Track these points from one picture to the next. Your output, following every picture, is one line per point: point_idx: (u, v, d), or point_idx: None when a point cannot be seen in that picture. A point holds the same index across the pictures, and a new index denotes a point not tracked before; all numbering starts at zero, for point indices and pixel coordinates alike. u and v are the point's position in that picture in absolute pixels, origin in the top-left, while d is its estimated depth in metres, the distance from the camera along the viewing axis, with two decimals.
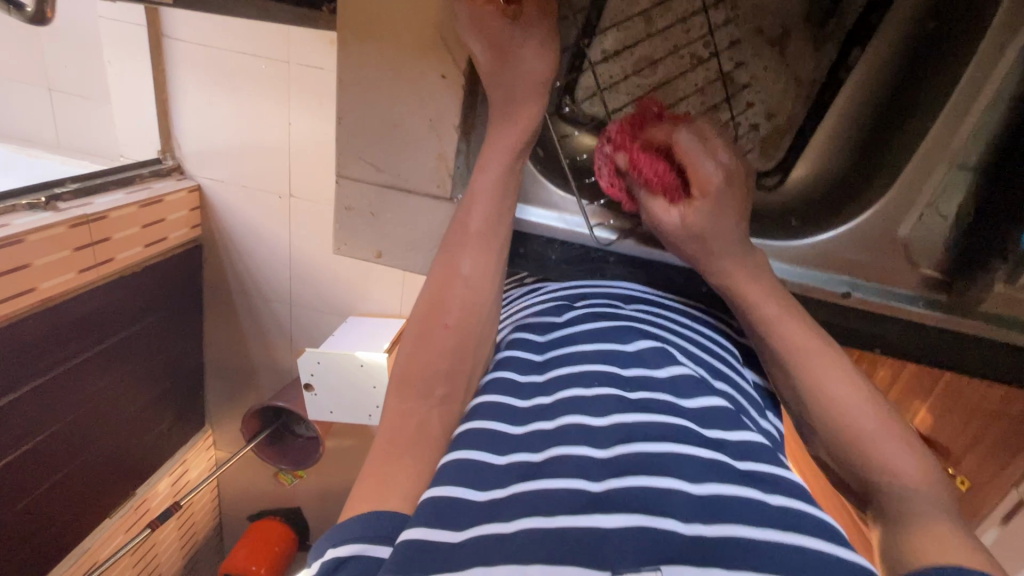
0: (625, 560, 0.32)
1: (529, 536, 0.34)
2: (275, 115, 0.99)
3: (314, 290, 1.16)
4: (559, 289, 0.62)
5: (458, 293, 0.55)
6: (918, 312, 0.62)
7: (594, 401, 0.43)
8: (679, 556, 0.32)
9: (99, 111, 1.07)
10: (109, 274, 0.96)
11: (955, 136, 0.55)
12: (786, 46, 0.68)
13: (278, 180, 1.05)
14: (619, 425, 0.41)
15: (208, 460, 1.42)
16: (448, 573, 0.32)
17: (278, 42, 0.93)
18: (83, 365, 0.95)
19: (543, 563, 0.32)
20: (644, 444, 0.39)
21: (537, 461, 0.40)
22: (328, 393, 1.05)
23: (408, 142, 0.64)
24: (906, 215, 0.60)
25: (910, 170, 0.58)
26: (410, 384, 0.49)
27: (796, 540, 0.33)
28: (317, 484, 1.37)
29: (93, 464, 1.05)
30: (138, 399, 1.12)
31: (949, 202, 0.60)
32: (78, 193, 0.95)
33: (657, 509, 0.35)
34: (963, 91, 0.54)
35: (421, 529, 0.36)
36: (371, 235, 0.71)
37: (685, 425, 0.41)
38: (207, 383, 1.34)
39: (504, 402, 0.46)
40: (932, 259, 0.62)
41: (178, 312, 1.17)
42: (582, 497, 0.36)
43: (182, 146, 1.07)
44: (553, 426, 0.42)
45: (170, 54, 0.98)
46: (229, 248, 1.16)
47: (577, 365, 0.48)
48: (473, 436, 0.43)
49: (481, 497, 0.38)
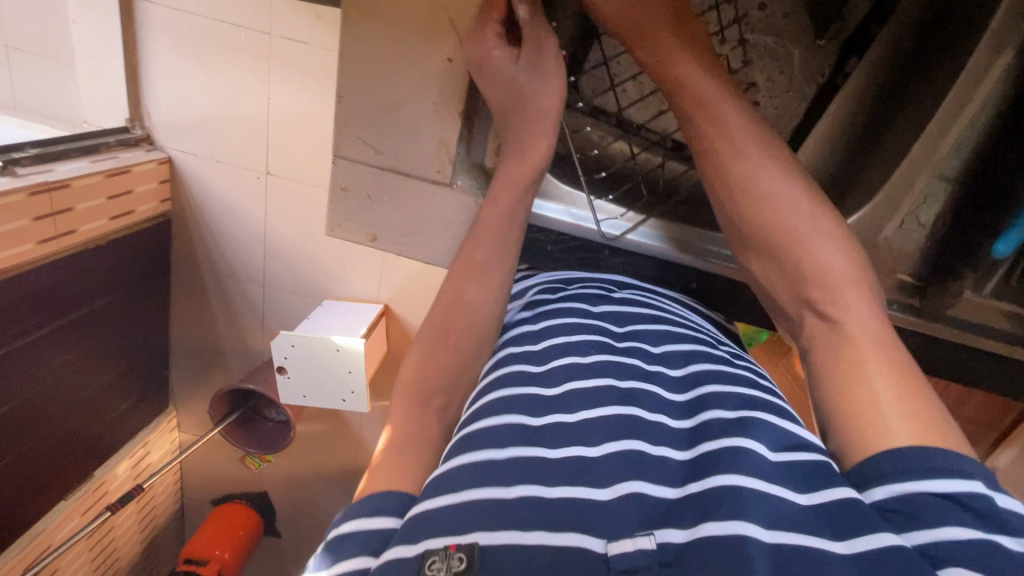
0: (623, 528, 0.36)
1: (526, 500, 0.37)
2: (253, 89, 0.96)
3: (289, 272, 1.14)
4: (548, 276, 0.68)
5: (463, 316, 0.58)
6: (895, 313, 0.74)
7: (586, 367, 0.48)
8: (668, 520, 0.36)
9: (61, 73, 1.01)
10: (70, 246, 0.92)
11: (940, 146, 0.66)
12: (796, 52, 0.78)
13: (254, 158, 1.02)
14: (609, 386, 0.46)
15: (171, 443, 1.38)
16: (452, 537, 0.36)
17: (259, 11, 0.89)
18: (39, 342, 0.90)
19: (544, 530, 0.35)
20: (641, 409, 0.45)
21: (536, 425, 0.43)
22: (301, 376, 1.03)
23: (408, 125, 0.67)
24: (889, 221, 0.70)
25: (896, 180, 0.68)
26: (413, 390, 0.52)
27: (775, 490, 0.37)
28: (285, 469, 1.35)
29: (48, 444, 1.00)
30: (99, 378, 1.08)
31: (929, 211, 0.70)
32: (38, 159, 0.90)
33: (649, 476, 0.39)
34: (950, 103, 0.64)
35: (426, 502, 0.39)
36: (368, 218, 0.73)
37: (658, 394, 0.48)
38: (171, 363, 1.30)
39: (518, 370, 0.50)
40: (909, 266, 0.73)
41: (145, 289, 1.13)
42: (583, 463, 0.40)
43: (151, 115, 1.01)
44: (586, 360, 0.49)
45: (142, 17, 0.93)
46: (200, 224, 1.12)
47: (571, 336, 0.52)
48: (498, 404, 0.46)
49: (502, 453, 0.40)
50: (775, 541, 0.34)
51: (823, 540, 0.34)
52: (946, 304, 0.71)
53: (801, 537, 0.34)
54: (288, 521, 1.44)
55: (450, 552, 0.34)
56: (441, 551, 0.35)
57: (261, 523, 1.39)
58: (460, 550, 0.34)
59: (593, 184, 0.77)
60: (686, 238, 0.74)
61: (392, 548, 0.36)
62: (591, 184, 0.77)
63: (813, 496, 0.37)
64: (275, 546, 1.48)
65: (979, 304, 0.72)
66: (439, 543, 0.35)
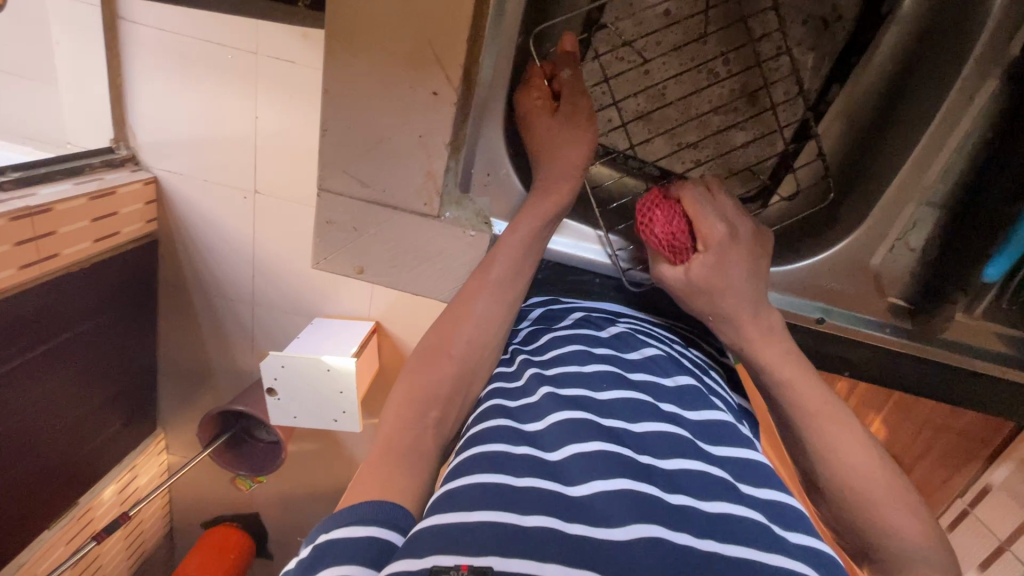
0: (644, 571, 0.34)
1: (544, 530, 0.36)
2: (240, 109, 0.95)
3: (278, 290, 1.12)
4: (544, 301, 0.69)
5: (465, 329, 0.57)
6: (886, 335, 0.77)
7: (604, 403, 0.48)
8: (693, 571, 0.35)
9: (42, 93, 1.00)
10: (53, 270, 0.90)
11: (926, 176, 0.70)
12: (807, 61, 0.76)
13: (243, 177, 1.01)
14: (612, 429, 0.45)
15: (159, 466, 1.36)
16: (464, 557, 0.34)
17: (246, 32, 0.89)
18: (22, 368, 0.88)
19: (563, 564, 0.34)
20: (653, 458, 0.43)
21: (553, 460, 0.42)
22: (291, 397, 1.02)
23: (397, 155, 0.66)
24: (878, 247, 0.74)
25: (886, 205, 0.72)
26: (408, 405, 0.51)
27: (790, 564, 0.37)
28: (276, 490, 1.33)
29: (32, 473, 0.98)
30: (85, 402, 1.06)
31: (915, 236, 0.74)
32: (20, 182, 0.89)
33: (675, 524, 0.38)
34: (936, 133, 0.68)
35: (433, 518, 0.38)
36: (354, 252, 0.72)
37: (687, 438, 0.46)
38: (159, 384, 1.28)
39: (501, 405, 0.50)
40: (897, 289, 0.77)
41: (132, 311, 1.11)
42: (601, 500, 0.39)
43: (138, 135, 1.00)
44: (602, 398, 0.48)
45: (126, 38, 0.92)
46: (188, 243, 1.10)
47: (586, 367, 0.52)
48: (508, 432, 0.45)
49: (518, 482, 0.39)
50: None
51: None
52: (937, 328, 0.73)
53: None
54: (280, 542, 1.41)
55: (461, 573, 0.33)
56: (453, 571, 0.33)
57: (252, 545, 1.36)
58: (471, 572, 0.33)
59: (606, 215, 0.79)
60: None
61: (397, 561, 0.34)
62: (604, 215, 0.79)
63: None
64: (267, 568, 1.45)
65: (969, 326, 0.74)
66: (450, 560, 0.34)
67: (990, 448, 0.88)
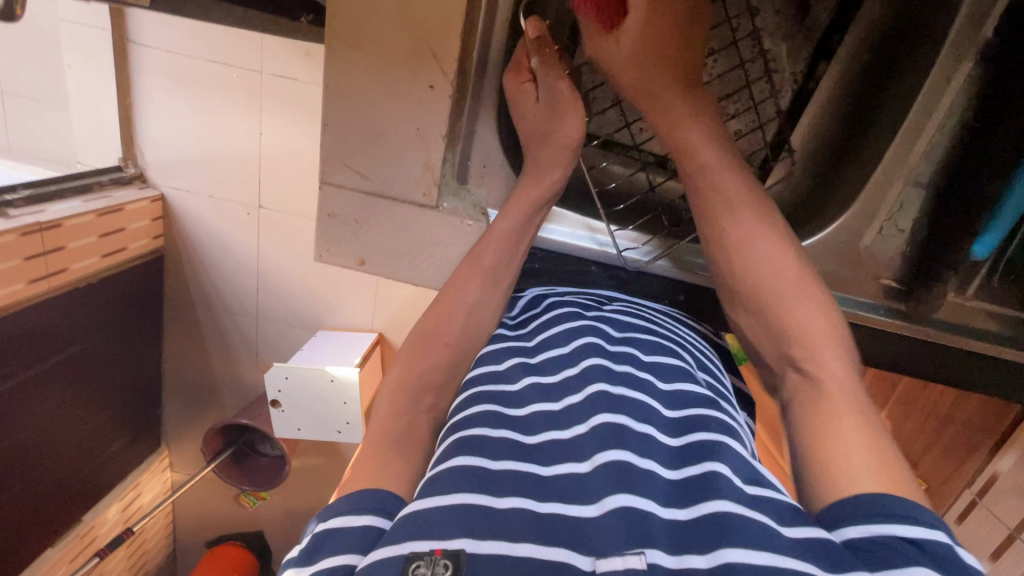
0: (612, 545, 0.34)
1: (519, 512, 0.36)
2: (244, 126, 0.98)
3: (281, 303, 1.13)
4: (538, 288, 0.67)
5: (458, 317, 0.58)
6: (883, 318, 0.70)
7: (578, 376, 0.47)
8: (652, 539, 0.34)
9: (53, 115, 1.02)
10: (61, 284, 0.92)
11: (910, 152, 0.64)
12: (790, 48, 0.72)
13: (246, 193, 1.03)
14: (590, 396, 0.45)
15: (163, 484, 1.35)
16: (437, 541, 0.34)
17: (251, 52, 0.92)
18: (29, 383, 0.89)
19: (535, 543, 0.34)
20: (630, 419, 0.43)
21: (530, 443, 0.43)
22: (295, 408, 1.02)
23: (395, 147, 0.68)
24: (867, 229, 0.68)
25: (871, 186, 0.66)
26: (403, 389, 0.52)
27: (757, 515, 0.35)
28: (280, 506, 1.32)
29: (36, 490, 0.98)
30: (90, 418, 1.06)
31: (905, 217, 0.67)
32: (31, 200, 0.91)
33: (637, 489, 0.37)
34: (920, 107, 0.62)
35: (416, 501, 0.38)
36: (356, 243, 0.73)
37: (648, 404, 0.45)
38: (164, 400, 1.28)
39: (490, 390, 0.49)
40: (891, 270, 0.70)
41: (137, 326, 1.12)
42: (574, 480, 0.39)
43: (145, 154, 1.03)
44: (577, 369, 0.48)
45: (135, 60, 0.95)
46: (192, 258, 1.12)
47: (568, 346, 0.52)
48: (490, 416, 0.45)
49: (494, 465, 0.40)
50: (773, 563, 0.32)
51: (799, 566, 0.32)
52: (933, 308, 0.65)
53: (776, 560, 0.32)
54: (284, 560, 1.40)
55: (435, 558, 0.33)
56: (427, 556, 0.33)
57: (257, 563, 1.35)
58: (445, 556, 0.33)
59: (612, 216, 0.75)
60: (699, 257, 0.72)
61: (377, 550, 0.35)
62: (611, 215, 0.75)
63: (802, 531, 0.35)
64: None
65: (965, 305, 0.68)
66: (424, 546, 0.34)
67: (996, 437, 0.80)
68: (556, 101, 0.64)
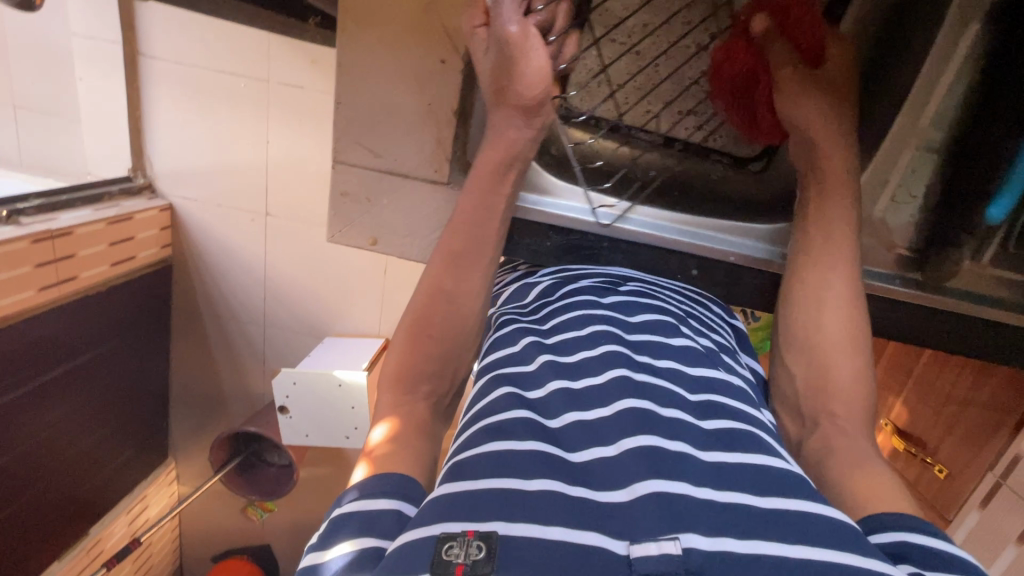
0: (646, 530, 0.30)
1: (549, 495, 0.32)
2: (251, 135, 0.99)
3: (289, 310, 1.14)
4: (551, 272, 0.57)
5: (445, 311, 0.52)
6: (899, 292, 0.58)
7: (597, 360, 0.42)
8: (691, 523, 0.30)
9: (65, 128, 1.04)
10: (71, 293, 0.92)
11: (926, 107, 0.53)
12: None
13: (254, 200, 1.04)
14: (616, 379, 0.39)
15: (170, 496, 1.34)
16: (469, 523, 0.31)
17: (259, 62, 0.94)
18: (38, 392, 0.89)
19: (565, 526, 0.30)
20: (654, 404, 0.38)
21: (554, 427, 0.38)
22: (303, 414, 1.02)
23: (409, 127, 0.62)
24: (876, 196, 0.57)
25: (883, 147, 0.55)
26: (397, 378, 0.48)
27: (799, 505, 0.32)
28: (288, 517, 1.31)
29: (44, 500, 0.97)
30: (98, 428, 1.06)
31: (921, 180, 0.55)
32: (42, 209, 0.92)
33: (670, 475, 0.32)
34: (939, 48, 0.51)
35: (443, 488, 0.34)
36: (370, 222, 0.66)
37: (670, 389, 0.40)
38: (171, 411, 1.27)
39: (506, 372, 0.43)
40: (908, 238, 0.58)
41: (145, 336, 1.13)
42: (605, 464, 0.34)
43: (154, 164, 1.04)
44: (595, 353, 0.42)
45: (145, 73, 0.97)
46: (200, 266, 1.12)
47: (584, 329, 0.45)
48: (510, 400, 0.39)
49: (522, 446, 0.35)
50: (832, 560, 0.28)
51: (845, 556, 0.29)
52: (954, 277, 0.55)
53: (815, 552, 0.29)
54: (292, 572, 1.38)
55: (468, 539, 0.30)
56: (459, 536, 0.30)
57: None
58: (478, 538, 0.30)
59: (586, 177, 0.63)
60: (705, 230, 0.61)
61: (408, 533, 0.32)
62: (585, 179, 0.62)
63: (837, 514, 0.32)
64: None
65: (989, 275, 0.55)
66: (456, 527, 0.31)
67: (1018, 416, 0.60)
68: (511, 59, 0.51)
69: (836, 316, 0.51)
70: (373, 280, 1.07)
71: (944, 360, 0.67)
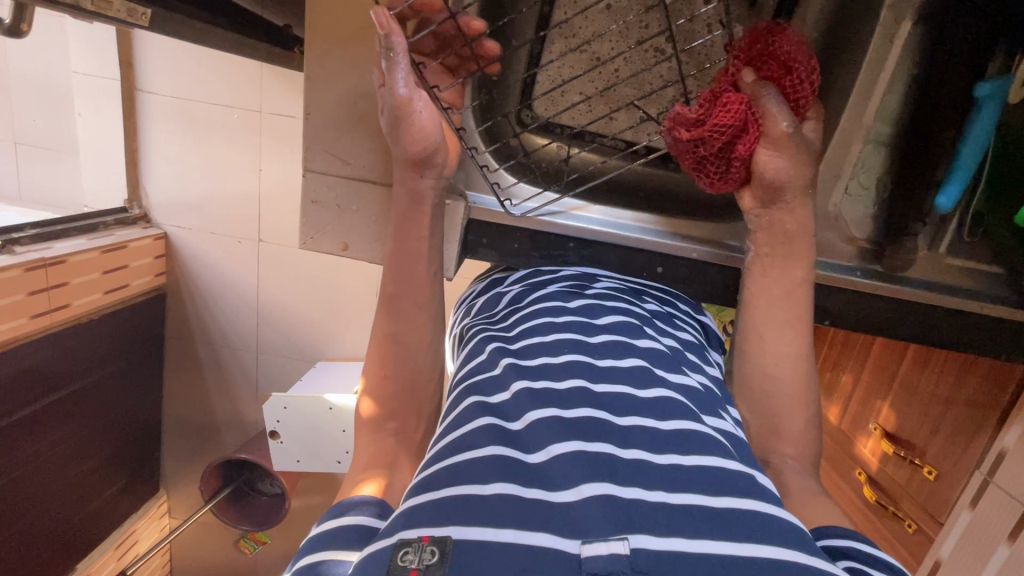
0: (596, 529, 0.29)
1: (502, 499, 0.31)
2: (243, 164, 1.02)
3: (281, 336, 1.14)
4: (519, 278, 0.57)
5: (401, 351, 0.52)
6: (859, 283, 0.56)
7: (561, 367, 0.41)
8: (642, 524, 0.30)
9: (64, 162, 1.07)
10: (62, 321, 0.93)
11: (868, 103, 0.52)
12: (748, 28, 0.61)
13: (246, 227, 1.06)
14: (577, 387, 0.39)
15: (161, 530, 1.31)
16: (426, 528, 0.31)
17: (250, 94, 0.97)
18: (27, 420, 0.89)
19: (516, 528, 0.30)
20: (612, 413, 0.37)
21: (515, 429, 0.37)
22: (294, 440, 1.01)
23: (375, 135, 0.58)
24: (828, 188, 0.55)
25: (831, 141, 0.54)
26: (366, 419, 0.50)
27: (747, 503, 0.31)
28: (280, 549, 1.28)
29: (31, 534, 0.96)
30: (87, 459, 1.04)
31: (871, 172, 0.54)
32: (37, 238, 0.93)
33: (623, 479, 0.32)
34: (875, 48, 0.50)
35: (410, 500, 0.34)
36: (340, 225, 0.61)
37: (623, 390, 0.39)
38: (163, 442, 1.26)
39: (474, 380, 0.43)
40: (863, 231, 0.56)
41: (138, 364, 1.13)
42: (561, 464, 0.34)
43: (149, 194, 1.06)
44: (559, 359, 0.42)
45: (142, 107, 1.01)
46: (193, 292, 1.13)
47: (549, 335, 0.45)
48: (473, 407, 0.40)
49: (480, 452, 0.35)
50: (775, 557, 0.29)
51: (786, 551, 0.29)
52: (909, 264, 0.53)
53: (757, 549, 0.29)
54: None
55: (423, 545, 0.30)
56: (415, 542, 0.30)
57: None
58: (433, 543, 0.30)
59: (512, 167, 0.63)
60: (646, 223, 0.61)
61: (372, 545, 0.32)
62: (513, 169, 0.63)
63: (784, 511, 0.32)
64: None
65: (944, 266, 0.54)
66: (412, 535, 0.31)
67: (1002, 407, 0.60)
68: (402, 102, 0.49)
69: (788, 329, 0.52)
70: (363, 302, 1.09)
71: (928, 357, 0.67)
